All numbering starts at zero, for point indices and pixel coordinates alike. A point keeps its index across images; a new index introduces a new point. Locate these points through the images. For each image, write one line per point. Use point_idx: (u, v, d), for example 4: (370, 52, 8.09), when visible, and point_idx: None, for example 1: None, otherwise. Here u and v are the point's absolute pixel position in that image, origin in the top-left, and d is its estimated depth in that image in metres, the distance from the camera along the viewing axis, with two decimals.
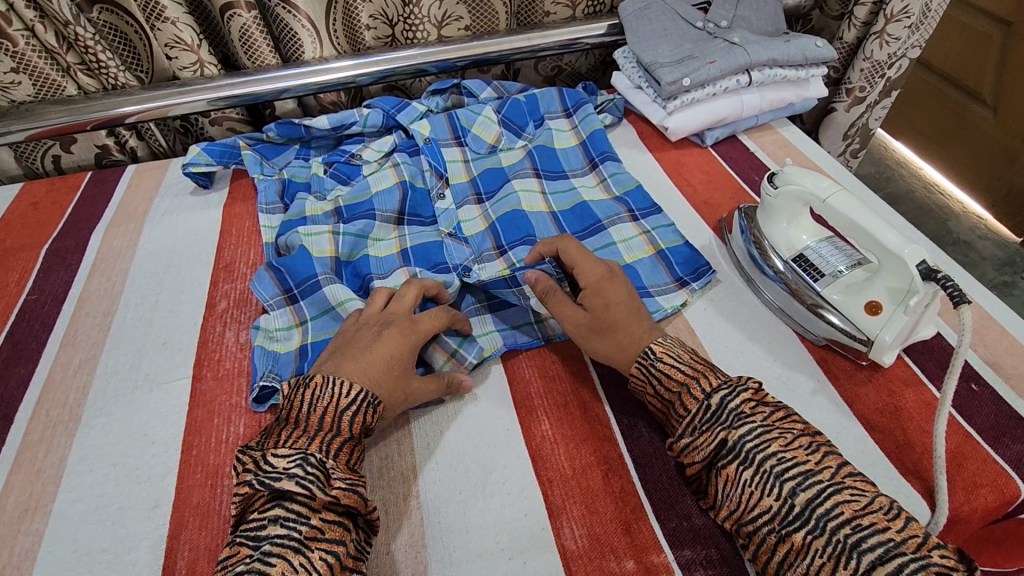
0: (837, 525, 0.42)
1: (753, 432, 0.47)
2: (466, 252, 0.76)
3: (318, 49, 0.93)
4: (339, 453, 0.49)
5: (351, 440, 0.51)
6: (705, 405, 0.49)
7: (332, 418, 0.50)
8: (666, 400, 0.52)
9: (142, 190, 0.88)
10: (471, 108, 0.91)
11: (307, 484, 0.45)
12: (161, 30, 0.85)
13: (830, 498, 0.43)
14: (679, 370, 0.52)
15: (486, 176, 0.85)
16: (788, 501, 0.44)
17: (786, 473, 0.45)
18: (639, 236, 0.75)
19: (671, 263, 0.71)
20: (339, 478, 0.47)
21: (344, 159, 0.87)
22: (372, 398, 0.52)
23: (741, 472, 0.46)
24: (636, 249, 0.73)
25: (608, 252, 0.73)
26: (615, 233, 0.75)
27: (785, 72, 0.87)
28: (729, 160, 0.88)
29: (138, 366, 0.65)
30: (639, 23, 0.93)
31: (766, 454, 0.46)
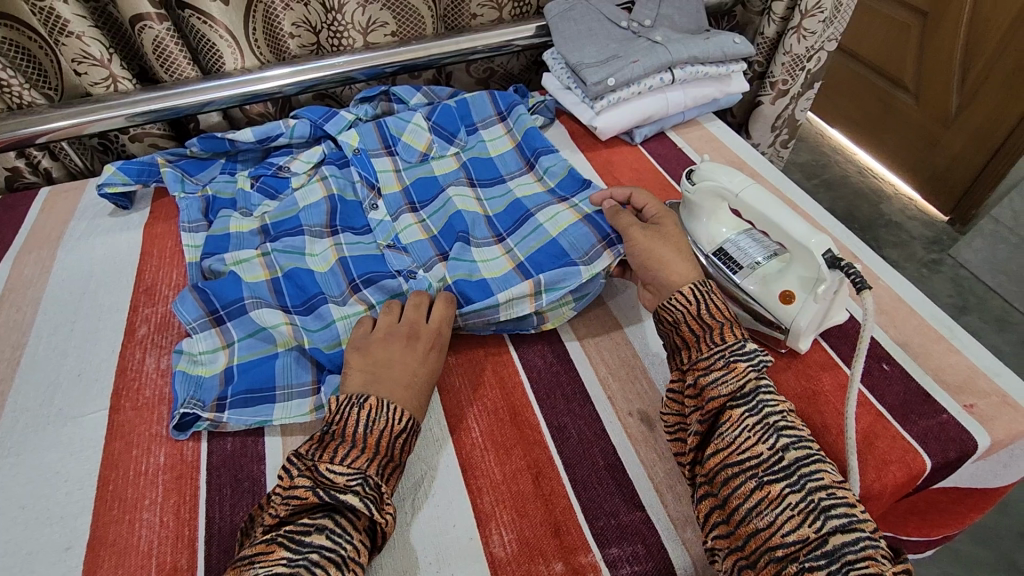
0: (815, 486, 0.44)
1: (768, 389, 0.50)
2: (408, 261, 0.73)
3: (240, 60, 0.91)
4: (386, 479, 0.49)
5: (396, 470, 0.51)
6: (742, 343, 0.52)
7: (389, 447, 0.50)
8: (705, 325, 0.54)
9: (56, 213, 0.84)
10: (401, 116, 0.90)
11: (367, 505, 0.46)
12: (66, 45, 0.81)
13: (816, 463, 0.45)
14: (728, 309, 0.55)
15: (419, 186, 0.83)
16: (779, 453, 0.46)
17: (785, 430, 0.47)
18: (566, 210, 0.74)
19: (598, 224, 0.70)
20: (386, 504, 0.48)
21: (271, 172, 0.85)
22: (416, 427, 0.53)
23: (746, 416, 0.48)
24: (562, 221, 0.72)
25: (536, 235, 0.72)
26: (541, 216, 0.74)
27: (707, 68, 0.89)
28: (658, 157, 0.90)
29: (50, 401, 0.62)
30: (565, 25, 0.94)
31: (773, 411, 0.48)
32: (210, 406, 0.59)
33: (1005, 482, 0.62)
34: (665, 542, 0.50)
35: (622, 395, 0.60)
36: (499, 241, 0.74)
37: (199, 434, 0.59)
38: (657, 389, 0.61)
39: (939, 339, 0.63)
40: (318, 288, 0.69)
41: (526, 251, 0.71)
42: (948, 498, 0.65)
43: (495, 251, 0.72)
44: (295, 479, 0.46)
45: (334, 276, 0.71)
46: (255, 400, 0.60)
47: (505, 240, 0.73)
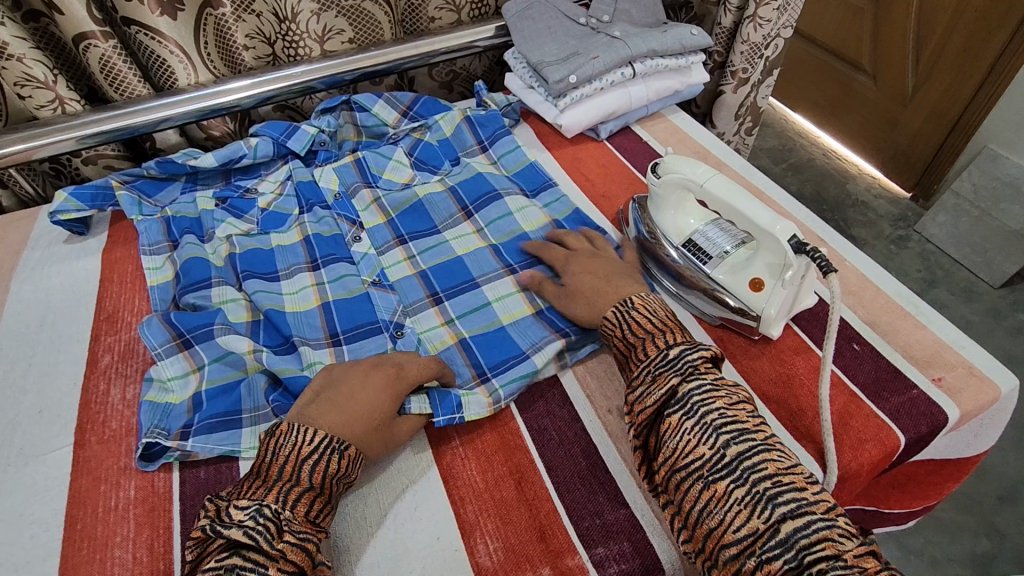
0: (759, 477, 0.43)
1: (700, 388, 0.49)
2: (395, 301, 0.70)
3: (193, 75, 0.88)
4: (296, 504, 0.45)
5: (315, 493, 0.47)
6: (661, 354, 0.52)
7: (300, 468, 0.47)
8: (630, 342, 0.55)
9: (7, 244, 0.81)
10: (381, 153, 0.87)
11: (258, 537, 0.42)
12: (6, 68, 0.78)
13: (760, 453, 0.45)
14: (649, 320, 0.56)
15: (406, 217, 0.80)
16: (721, 450, 0.45)
17: (724, 425, 0.46)
18: None
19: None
20: (294, 530, 0.44)
21: (237, 195, 0.84)
22: (339, 443, 0.48)
23: (683, 421, 0.47)
24: None
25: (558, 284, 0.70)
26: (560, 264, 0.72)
27: (667, 61, 0.90)
28: (624, 152, 0.90)
29: (10, 441, 0.59)
30: (524, 24, 0.93)
31: (711, 408, 0.47)
32: (174, 434, 0.57)
33: (977, 451, 0.64)
34: (650, 535, 0.50)
35: (600, 393, 0.60)
36: (511, 273, 0.72)
37: (169, 464, 0.57)
38: None
39: (906, 316, 0.64)
40: (292, 330, 0.66)
41: (546, 296, 0.68)
42: (925, 470, 0.66)
43: (508, 286, 0.70)
44: (202, 527, 0.44)
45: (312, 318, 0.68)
46: (223, 422, 0.58)
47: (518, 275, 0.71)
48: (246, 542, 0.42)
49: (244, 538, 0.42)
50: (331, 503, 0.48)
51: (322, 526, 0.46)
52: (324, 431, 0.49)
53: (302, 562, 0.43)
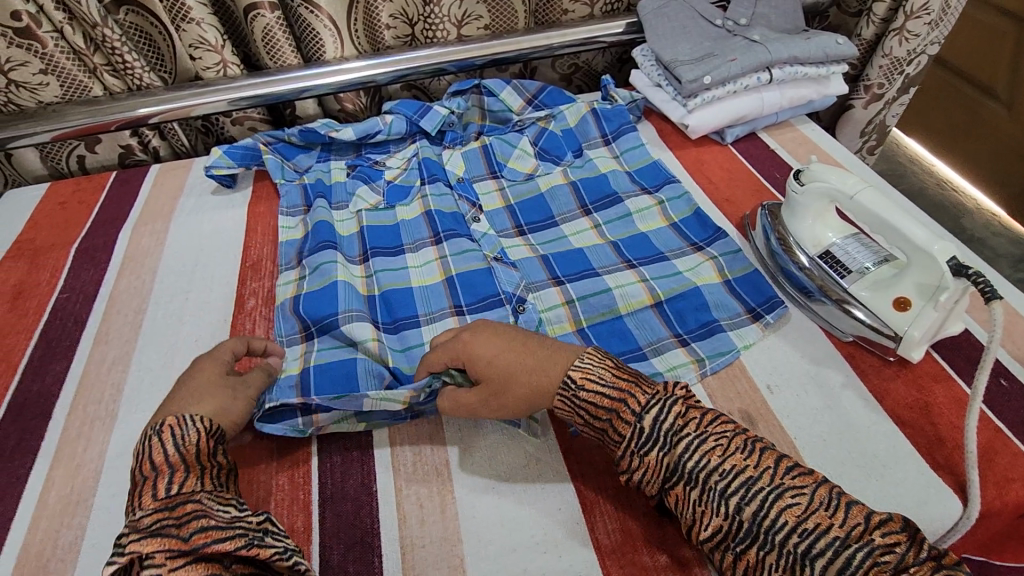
0: (784, 535, 0.42)
1: (690, 451, 0.46)
2: (517, 278, 0.71)
3: (339, 50, 0.94)
4: (145, 502, 0.45)
5: (151, 480, 0.46)
6: (637, 429, 0.47)
7: (138, 472, 0.47)
8: (597, 425, 0.51)
9: (167, 189, 0.89)
10: (507, 141, 0.90)
11: (120, 558, 0.42)
12: (185, 31, 0.86)
13: (773, 506, 0.43)
14: (604, 396, 0.50)
15: (526, 205, 0.82)
16: (735, 517, 0.44)
17: (728, 486, 0.45)
18: (706, 262, 0.71)
19: (740, 293, 0.67)
20: (143, 526, 0.43)
21: (367, 164, 0.89)
22: (153, 428, 0.50)
23: (689, 493, 0.46)
24: (704, 275, 0.70)
25: (675, 279, 0.69)
26: (679, 263, 0.71)
27: (807, 69, 0.87)
28: (751, 158, 0.88)
29: (171, 365, 0.65)
30: (659, 21, 0.93)
31: (708, 471, 0.45)
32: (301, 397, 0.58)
33: None
34: None
35: (721, 394, 0.60)
36: (631, 266, 0.72)
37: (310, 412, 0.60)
38: (759, 388, 0.60)
39: None
40: (416, 311, 0.69)
41: (667, 290, 0.68)
42: None
43: (629, 277, 0.70)
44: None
45: (435, 295, 0.71)
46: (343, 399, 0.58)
47: (637, 269, 0.71)
48: (129, 565, 0.41)
49: (118, 564, 0.42)
50: (201, 469, 0.48)
51: (190, 488, 0.46)
52: (147, 428, 0.51)
53: (172, 545, 0.41)
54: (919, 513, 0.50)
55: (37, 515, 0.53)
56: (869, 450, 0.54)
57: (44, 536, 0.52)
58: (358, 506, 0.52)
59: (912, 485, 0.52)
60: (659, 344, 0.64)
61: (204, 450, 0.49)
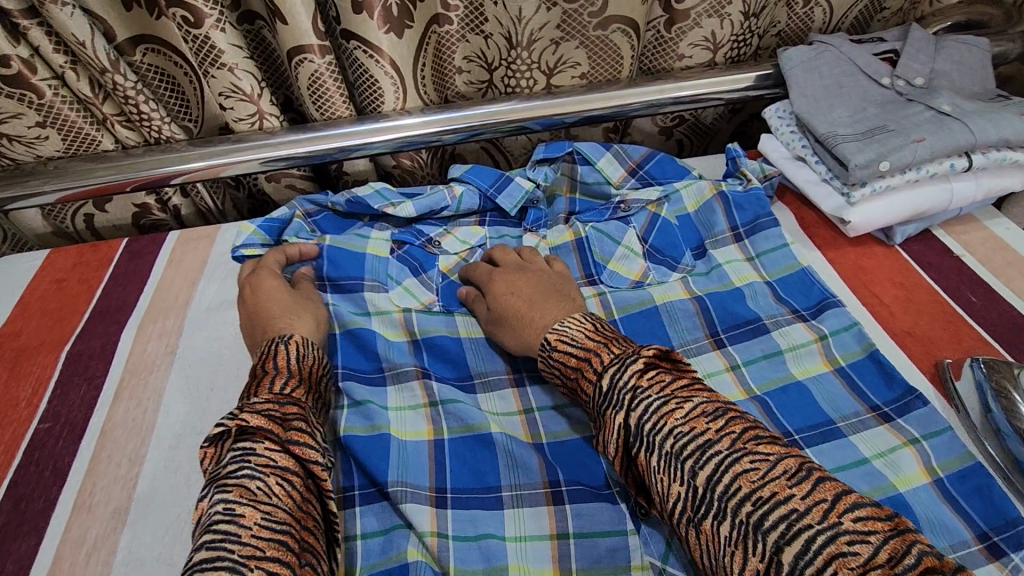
0: (737, 504, 0.37)
1: (649, 409, 0.42)
2: None
3: (401, 100, 0.75)
4: (272, 387, 0.48)
5: (288, 378, 0.50)
6: (597, 385, 0.46)
7: (259, 366, 0.51)
8: (571, 386, 0.50)
9: (184, 269, 0.73)
10: (612, 232, 0.69)
11: (235, 417, 0.43)
12: (215, 78, 0.68)
13: (729, 470, 0.38)
14: (573, 354, 0.50)
15: (635, 327, 0.62)
16: (691, 484, 0.39)
17: (686, 449, 0.40)
18: (904, 446, 0.51)
19: (963, 506, 0.47)
20: (258, 407, 0.45)
21: (418, 242, 0.71)
22: (283, 338, 0.53)
23: (650, 460, 0.42)
24: (905, 470, 0.49)
25: (863, 474, 0.49)
26: (862, 444, 0.51)
27: (1018, 155, 0.65)
28: (930, 268, 0.67)
29: (169, 556, 0.49)
30: (808, 78, 0.73)
31: (664, 433, 0.41)
32: None
33: None
34: None
35: None
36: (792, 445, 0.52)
37: None
38: None
39: None
40: (498, 479, 0.53)
41: None
42: None
43: None
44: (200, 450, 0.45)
45: (524, 461, 0.54)
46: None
47: (801, 449, 0.51)
48: (239, 429, 0.43)
49: (226, 427, 0.43)
50: (310, 386, 0.51)
51: (298, 397, 0.49)
52: (272, 337, 0.55)
53: (273, 435, 0.43)
54: None
55: None
56: None
57: None
58: None
59: None
60: None
61: (317, 370, 0.53)
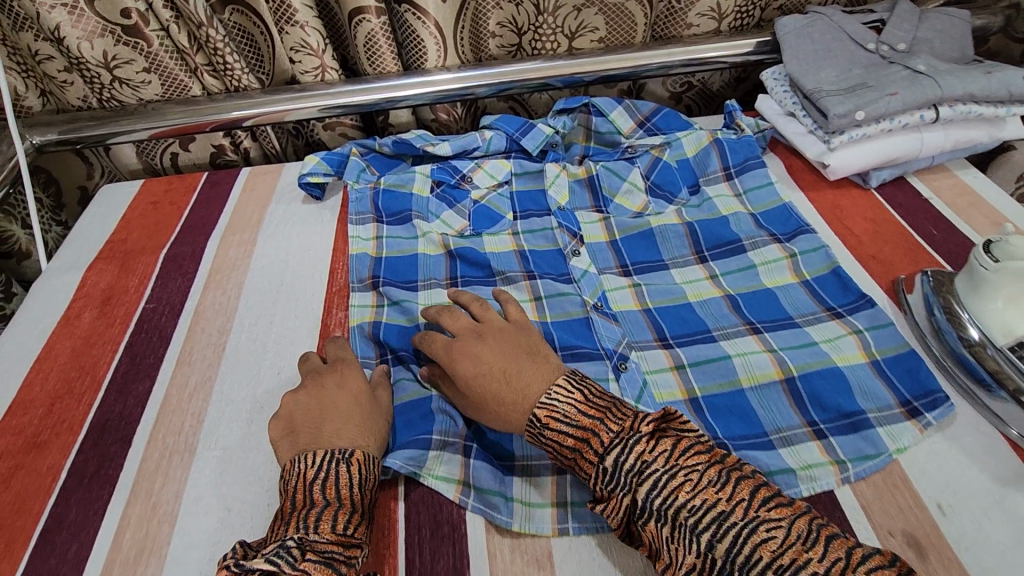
0: (759, 573, 0.39)
1: (655, 487, 0.43)
2: (619, 334, 0.63)
3: (442, 59, 0.88)
4: (319, 524, 0.44)
5: (336, 507, 0.46)
6: (601, 469, 0.45)
7: (315, 490, 0.47)
8: (568, 463, 0.49)
9: (256, 196, 0.86)
10: (617, 171, 0.81)
11: (278, 560, 0.40)
12: (288, 34, 0.82)
13: (747, 540, 0.40)
14: (568, 435, 0.48)
15: (632, 245, 0.73)
16: (708, 555, 0.40)
17: (700, 522, 0.41)
18: (848, 335, 0.61)
19: (891, 379, 0.57)
20: (314, 549, 0.42)
21: (453, 181, 0.83)
22: (341, 453, 0.49)
23: (661, 530, 0.43)
24: (847, 352, 0.59)
25: (811, 351, 0.59)
26: (813, 333, 0.61)
27: (983, 108, 0.74)
28: (899, 208, 0.76)
29: (252, 398, 0.61)
30: (800, 43, 0.82)
31: (676, 506, 0.42)
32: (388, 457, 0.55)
33: None
34: None
35: (878, 507, 0.50)
36: (754, 331, 0.62)
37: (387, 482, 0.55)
38: (927, 507, 0.49)
39: None
40: None
41: (800, 364, 0.58)
42: None
43: (751, 344, 0.61)
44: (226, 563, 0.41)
45: None
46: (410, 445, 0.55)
47: (761, 333, 0.62)
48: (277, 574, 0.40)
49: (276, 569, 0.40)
50: (364, 515, 0.47)
51: (355, 537, 0.45)
52: (321, 450, 0.50)
53: None
54: None
55: (111, 558, 0.50)
56: None
57: None
58: None
59: None
60: (788, 431, 0.54)
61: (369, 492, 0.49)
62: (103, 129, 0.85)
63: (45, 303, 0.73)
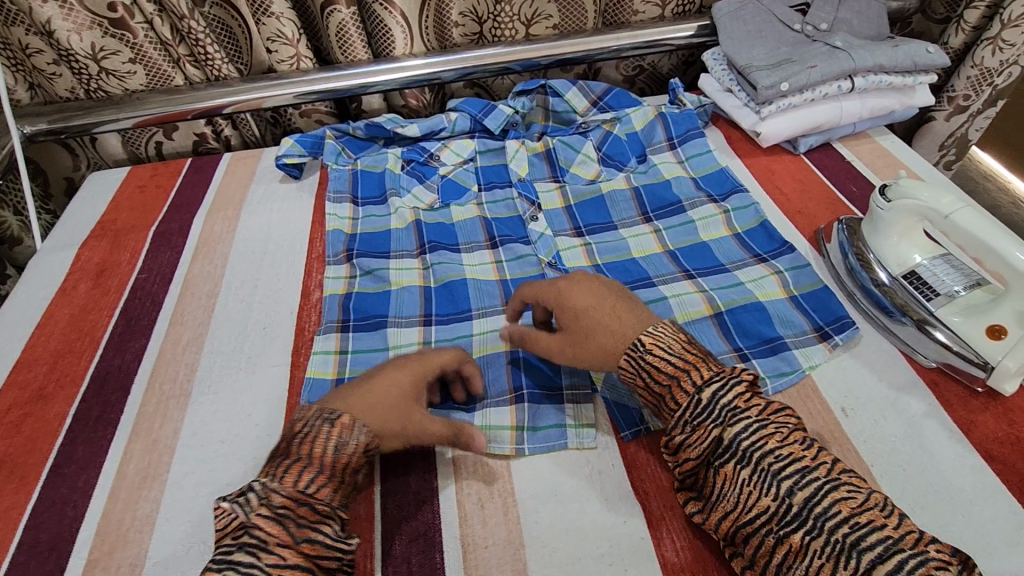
0: (836, 524, 0.41)
1: (748, 428, 0.45)
2: None
3: (408, 46, 0.95)
4: (286, 476, 0.46)
5: (307, 465, 0.46)
6: (695, 399, 0.47)
7: (296, 445, 0.48)
8: (655, 393, 0.50)
9: (238, 177, 0.92)
10: (571, 145, 0.89)
11: (241, 507, 0.44)
12: (265, 24, 0.88)
13: (828, 495, 0.42)
14: (668, 362, 0.50)
15: (585, 210, 0.81)
16: (786, 500, 0.43)
17: (784, 471, 0.43)
18: (770, 275, 0.69)
19: (806, 309, 0.65)
20: (275, 503, 0.44)
21: (422, 159, 0.89)
22: (329, 413, 0.49)
23: (739, 471, 0.45)
24: (768, 289, 0.67)
25: (738, 290, 0.67)
26: (741, 274, 0.69)
27: (892, 78, 0.83)
28: (824, 169, 0.84)
29: (240, 349, 0.68)
30: (734, 25, 0.90)
31: (763, 452, 0.44)
32: None
33: None
34: None
35: None
36: (689, 277, 0.70)
37: None
38: (832, 410, 0.57)
39: None
40: (470, 303, 0.69)
41: (727, 301, 0.66)
42: None
43: (685, 287, 0.68)
44: (217, 503, 0.46)
45: (488, 293, 0.71)
46: None
47: (695, 279, 0.69)
48: (251, 519, 0.43)
49: (243, 511, 0.44)
50: (343, 481, 0.47)
51: (324, 497, 0.46)
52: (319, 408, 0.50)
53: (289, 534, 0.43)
54: (1010, 554, 0.47)
55: (117, 485, 0.56)
56: (953, 484, 0.51)
57: (123, 506, 0.54)
58: (420, 500, 0.53)
59: (1003, 525, 0.49)
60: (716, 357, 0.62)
61: (354, 464, 0.48)
62: (89, 118, 0.90)
63: (42, 276, 0.78)
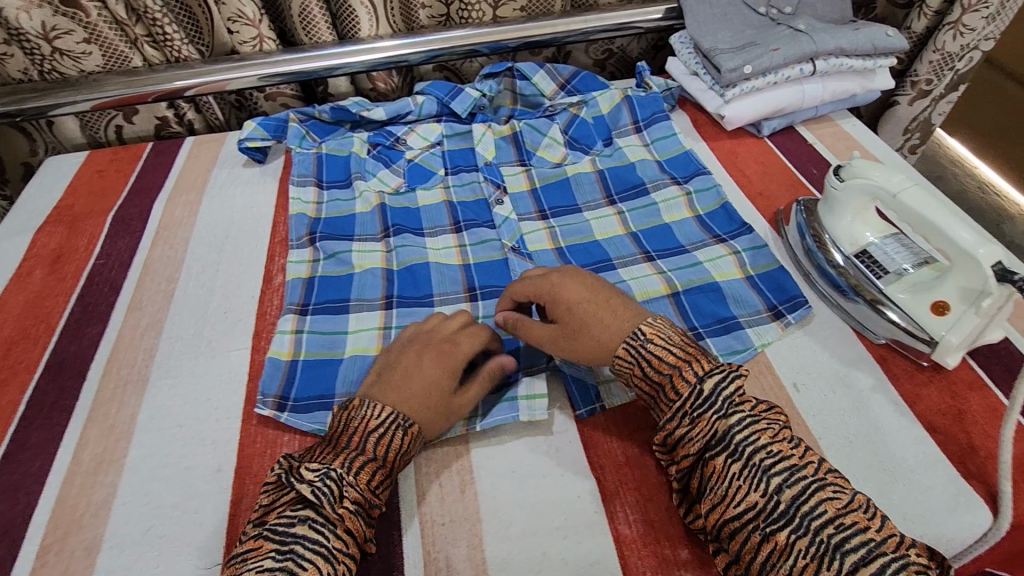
0: (820, 524, 0.40)
1: (742, 423, 0.46)
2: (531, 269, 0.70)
3: (374, 28, 0.93)
4: (361, 471, 0.46)
5: (378, 464, 0.48)
6: (696, 391, 0.47)
7: (369, 443, 0.48)
8: (654, 382, 0.50)
9: (200, 161, 0.90)
10: (538, 128, 0.89)
11: (321, 495, 0.44)
12: (224, 4, 0.86)
13: (815, 495, 0.42)
14: (671, 351, 0.50)
15: (550, 193, 0.81)
16: (774, 497, 0.42)
17: (774, 467, 0.43)
18: (729, 256, 0.70)
19: (761, 289, 0.66)
20: (350, 496, 0.45)
21: (388, 143, 0.89)
22: (404, 420, 0.50)
23: (729, 465, 0.44)
24: (725, 269, 0.68)
25: (695, 270, 0.68)
26: (700, 254, 0.70)
27: (852, 61, 0.85)
28: (787, 152, 0.86)
29: (200, 334, 0.67)
30: (700, 8, 0.90)
31: (756, 447, 0.44)
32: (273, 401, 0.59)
33: None
34: None
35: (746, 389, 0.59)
36: (648, 259, 0.71)
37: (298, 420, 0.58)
38: (784, 386, 0.59)
39: None
40: (432, 287, 0.69)
41: (686, 281, 0.67)
42: None
43: (644, 269, 0.69)
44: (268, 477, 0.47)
45: (450, 277, 0.71)
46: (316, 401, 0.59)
47: (654, 261, 0.70)
48: (313, 499, 0.44)
49: (316, 494, 0.44)
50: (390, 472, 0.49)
51: (377, 492, 0.47)
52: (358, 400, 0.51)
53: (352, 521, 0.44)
54: (946, 520, 0.49)
55: (72, 471, 0.55)
56: (897, 455, 0.53)
57: (77, 492, 0.54)
58: None
59: (942, 492, 0.50)
60: None
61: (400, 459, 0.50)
62: (43, 101, 0.88)
63: None
